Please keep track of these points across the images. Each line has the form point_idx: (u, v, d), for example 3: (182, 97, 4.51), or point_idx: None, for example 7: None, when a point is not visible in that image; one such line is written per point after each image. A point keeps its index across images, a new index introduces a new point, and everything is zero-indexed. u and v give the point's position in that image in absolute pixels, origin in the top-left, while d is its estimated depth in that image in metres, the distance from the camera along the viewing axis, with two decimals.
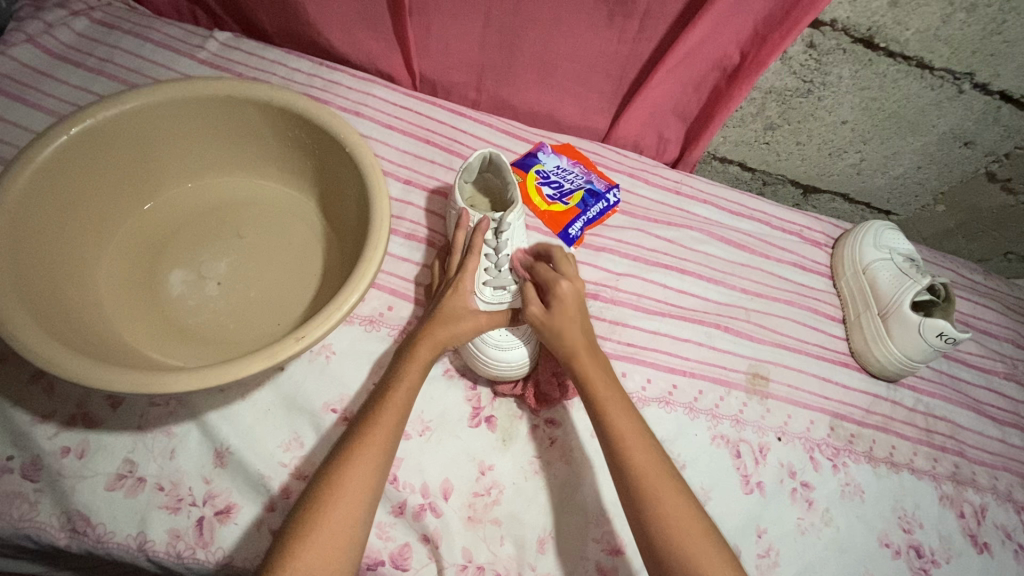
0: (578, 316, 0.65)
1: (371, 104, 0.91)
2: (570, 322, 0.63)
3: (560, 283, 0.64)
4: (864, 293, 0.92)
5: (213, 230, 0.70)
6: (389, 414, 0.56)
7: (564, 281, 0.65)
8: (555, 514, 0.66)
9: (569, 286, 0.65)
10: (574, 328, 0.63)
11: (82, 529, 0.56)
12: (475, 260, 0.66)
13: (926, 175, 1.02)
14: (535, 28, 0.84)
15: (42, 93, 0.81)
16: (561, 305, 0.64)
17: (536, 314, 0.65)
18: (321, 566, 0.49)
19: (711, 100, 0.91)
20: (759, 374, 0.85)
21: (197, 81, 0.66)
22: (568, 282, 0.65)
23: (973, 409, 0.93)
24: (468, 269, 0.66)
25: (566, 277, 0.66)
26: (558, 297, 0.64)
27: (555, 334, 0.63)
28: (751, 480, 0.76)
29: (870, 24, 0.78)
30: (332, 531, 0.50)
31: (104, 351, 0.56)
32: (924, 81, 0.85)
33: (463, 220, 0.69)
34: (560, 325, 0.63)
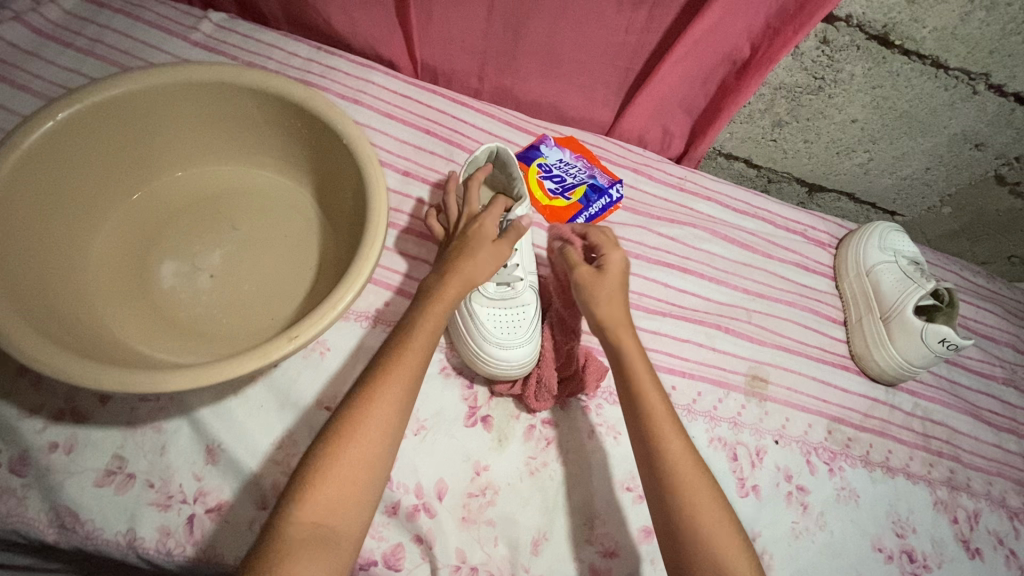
0: (623, 288, 0.64)
1: (370, 91, 0.89)
2: (618, 292, 0.63)
3: (616, 251, 0.65)
4: (866, 296, 0.91)
5: (206, 220, 0.68)
6: (409, 357, 0.56)
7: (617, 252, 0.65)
8: (549, 515, 0.66)
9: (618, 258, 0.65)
10: (623, 298, 0.63)
11: (71, 525, 0.55)
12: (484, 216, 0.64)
13: (934, 176, 1.00)
14: (540, 16, 0.81)
15: (28, 73, 0.79)
16: (610, 273, 0.64)
17: (582, 276, 0.64)
18: (345, 501, 0.50)
19: (719, 95, 0.89)
20: (758, 377, 0.84)
21: (188, 66, 0.64)
22: (620, 254, 0.66)
23: (971, 414, 0.92)
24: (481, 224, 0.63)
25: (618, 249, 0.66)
26: (609, 266, 0.64)
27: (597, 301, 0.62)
28: (747, 484, 0.76)
29: (887, 21, 0.76)
30: (356, 470, 0.51)
31: (93, 347, 0.55)
32: (938, 81, 0.83)
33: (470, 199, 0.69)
34: (606, 292, 0.63)
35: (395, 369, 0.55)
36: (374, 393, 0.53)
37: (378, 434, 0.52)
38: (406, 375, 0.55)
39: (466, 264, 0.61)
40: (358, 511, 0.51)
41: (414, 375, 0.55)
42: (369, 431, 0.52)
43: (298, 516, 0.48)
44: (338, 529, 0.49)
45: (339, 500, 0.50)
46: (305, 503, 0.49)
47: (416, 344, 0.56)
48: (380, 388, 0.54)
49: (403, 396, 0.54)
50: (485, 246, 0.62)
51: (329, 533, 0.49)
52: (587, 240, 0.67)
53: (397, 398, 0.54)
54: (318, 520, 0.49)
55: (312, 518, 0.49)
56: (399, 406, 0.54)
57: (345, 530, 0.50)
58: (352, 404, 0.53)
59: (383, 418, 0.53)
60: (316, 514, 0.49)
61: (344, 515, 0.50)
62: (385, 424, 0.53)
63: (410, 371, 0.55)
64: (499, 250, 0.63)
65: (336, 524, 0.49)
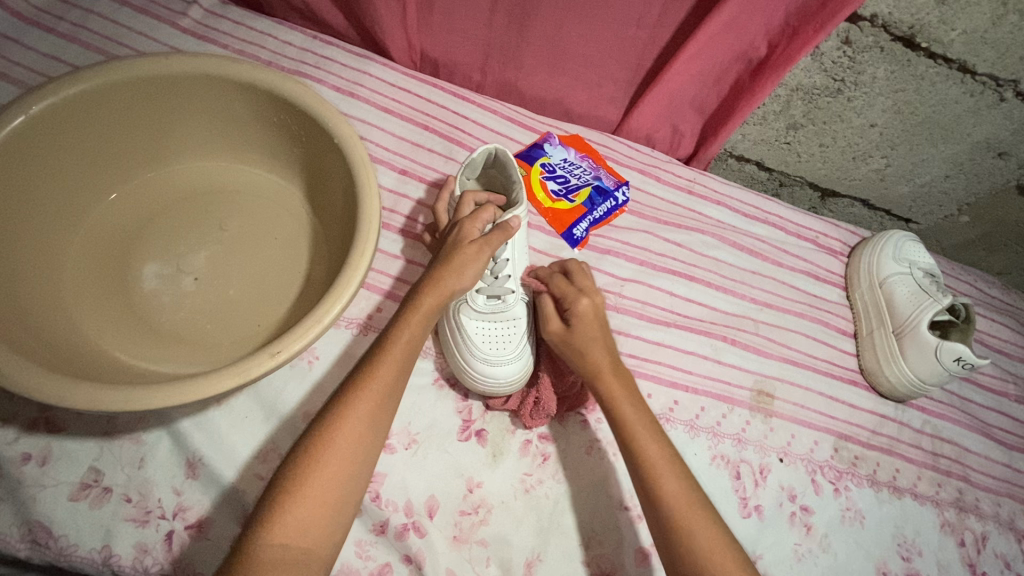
0: (599, 331, 0.63)
1: (368, 83, 0.85)
2: (592, 345, 0.62)
3: (578, 302, 0.63)
4: (878, 308, 0.88)
5: (192, 219, 0.65)
6: (386, 368, 0.53)
7: (584, 299, 0.63)
8: (544, 536, 0.64)
9: (588, 304, 0.63)
10: (599, 348, 0.62)
11: (44, 541, 0.53)
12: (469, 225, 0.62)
13: (953, 184, 0.96)
14: (547, 7, 0.77)
15: (8, 60, 0.75)
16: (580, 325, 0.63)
17: (555, 332, 0.64)
18: (318, 521, 0.47)
19: (733, 94, 0.85)
20: (764, 391, 0.81)
21: (169, 57, 0.60)
22: (587, 299, 0.64)
23: (982, 433, 0.89)
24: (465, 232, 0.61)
25: (585, 293, 0.64)
26: (578, 316, 0.63)
27: (578, 353, 0.62)
28: (750, 503, 0.74)
29: (913, 22, 0.72)
30: (329, 487, 0.48)
31: (66, 356, 0.52)
32: (964, 86, 0.79)
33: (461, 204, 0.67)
34: (583, 346, 0.62)
35: (371, 380, 0.52)
36: (348, 406, 0.51)
37: (352, 451, 0.50)
38: (383, 388, 0.52)
39: (445, 272, 0.58)
40: (332, 529, 0.48)
41: (391, 388, 0.53)
42: (343, 447, 0.49)
43: (269, 536, 0.45)
44: (310, 550, 0.47)
45: (311, 518, 0.47)
46: (276, 522, 0.46)
47: (392, 354, 0.54)
48: (354, 401, 0.51)
49: (379, 410, 0.52)
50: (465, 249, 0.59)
51: (301, 554, 0.46)
52: (559, 283, 0.66)
53: (373, 412, 0.51)
54: (291, 536, 0.46)
55: (283, 539, 0.46)
56: (376, 419, 0.52)
57: (318, 550, 0.47)
58: (325, 417, 0.50)
59: (359, 433, 0.50)
60: (287, 534, 0.46)
61: (317, 534, 0.47)
62: (360, 439, 0.50)
63: (387, 383, 0.53)
64: (477, 251, 0.59)
65: (307, 545, 0.47)
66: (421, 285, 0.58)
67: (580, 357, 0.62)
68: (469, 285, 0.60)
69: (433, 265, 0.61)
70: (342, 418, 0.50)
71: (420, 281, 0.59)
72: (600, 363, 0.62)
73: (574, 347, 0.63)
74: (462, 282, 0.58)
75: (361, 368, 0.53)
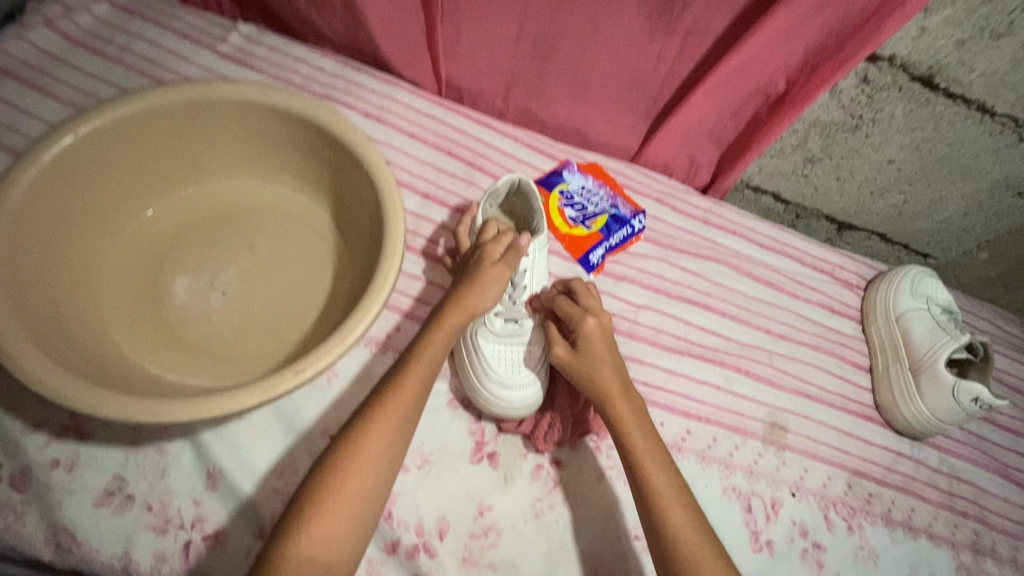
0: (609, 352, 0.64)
1: (395, 109, 0.88)
2: (600, 367, 0.62)
3: (584, 321, 0.63)
4: (895, 344, 0.87)
5: (223, 237, 0.67)
6: (410, 384, 0.54)
7: (590, 317, 0.64)
8: (553, 561, 0.64)
9: (594, 324, 0.63)
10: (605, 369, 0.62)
11: (67, 545, 0.55)
12: (491, 248, 0.63)
13: (972, 222, 0.96)
14: (570, 39, 0.79)
15: (56, 80, 0.79)
16: (587, 344, 0.63)
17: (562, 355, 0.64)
18: (343, 533, 0.48)
19: (751, 127, 0.86)
20: (777, 424, 0.81)
21: (211, 84, 0.63)
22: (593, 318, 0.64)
23: (1001, 474, 0.87)
24: (486, 253, 0.63)
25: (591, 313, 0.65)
26: (585, 336, 0.63)
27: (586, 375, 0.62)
28: (761, 538, 0.73)
29: (932, 63, 0.73)
30: (354, 501, 0.49)
31: (99, 366, 0.54)
32: (983, 126, 0.79)
33: (485, 230, 0.69)
34: (588, 367, 0.63)
35: (396, 396, 0.53)
36: (374, 420, 0.52)
37: (376, 465, 0.51)
38: (408, 403, 0.54)
39: (468, 292, 0.60)
40: (355, 542, 0.49)
41: (413, 406, 0.54)
42: (369, 461, 0.51)
43: (294, 550, 0.46)
44: (334, 564, 0.47)
45: (336, 531, 0.48)
46: (302, 535, 0.47)
47: (414, 371, 0.55)
48: (379, 416, 0.52)
49: (403, 424, 0.53)
50: (487, 270, 0.62)
51: (325, 569, 0.47)
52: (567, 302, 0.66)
53: (394, 428, 0.52)
54: (315, 554, 0.47)
55: (310, 553, 0.47)
56: (399, 434, 0.53)
57: (342, 563, 0.48)
58: (350, 432, 0.52)
59: (381, 448, 0.51)
60: (313, 548, 0.47)
61: (341, 546, 0.48)
62: (385, 453, 0.52)
63: (412, 399, 0.54)
64: (499, 272, 0.62)
65: (333, 559, 0.47)
66: (445, 304, 0.61)
67: (586, 377, 0.62)
68: (490, 306, 0.62)
69: (454, 287, 0.63)
70: (367, 432, 0.51)
71: (443, 302, 0.61)
72: (608, 384, 0.62)
73: (580, 368, 0.63)
74: (488, 301, 0.61)
75: (384, 386, 0.55)
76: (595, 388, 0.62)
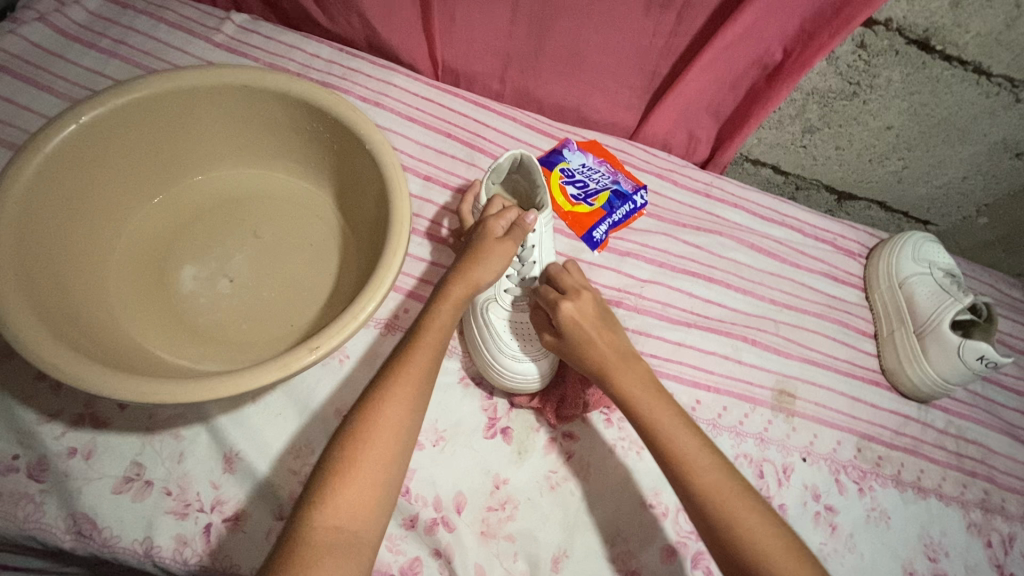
0: (599, 329, 0.62)
1: (392, 93, 0.87)
2: (592, 338, 0.61)
3: (564, 304, 0.62)
4: (899, 309, 0.88)
5: (228, 224, 0.67)
6: (421, 354, 0.54)
7: (565, 303, 0.62)
8: (570, 532, 0.64)
9: (572, 306, 0.62)
10: (599, 347, 0.61)
11: (88, 532, 0.55)
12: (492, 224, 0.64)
13: (971, 185, 0.96)
14: (565, 17, 0.79)
15: (52, 74, 0.78)
16: (569, 329, 0.62)
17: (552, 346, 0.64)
18: (367, 502, 0.48)
19: (749, 99, 0.86)
20: (785, 391, 0.82)
21: (211, 69, 0.63)
22: (569, 302, 0.62)
23: (1007, 433, 0.88)
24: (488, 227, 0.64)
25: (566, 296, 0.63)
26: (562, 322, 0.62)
27: (580, 359, 0.62)
28: (773, 502, 0.74)
29: (928, 25, 0.73)
30: (376, 471, 0.49)
31: (112, 354, 0.54)
32: (980, 88, 0.79)
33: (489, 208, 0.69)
34: (578, 350, 0.61)
35: (410, 366, 0.53)
36: (390, 391, 0.52)
37: (395, 434, 0.51)
38: (420, 373, 0.54)
39: (470, 265, 0.61)
40: (379, 511, 0.49)
41: (426, 376, 0.54)
42: (386, 430, 0.50)
43: (319, 519, 0.46)
44: (361, 533, 0.47)
45: (360, 500, 0.48)
46: (326, 505, 0.47)
47: (428, 341, 0.55)
48: (396, 385, 0.52)
49: (419, 393, 0.53)
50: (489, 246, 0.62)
51: (352, 537, 0.46)
52: (546, 292, 0.65)
53: (412, 398, 0.52)
54: (342, 522, 0.46)
55: (336, 521, 0.46)
56: (416, 404, 0.52)
57: (370, 532, 0.48)
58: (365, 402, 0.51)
59: (399, 417, 0.51)
60: (339, 517, 0.47)
61: (367, 517, 0.48)
62: (403, 422, 0.51)
63: (423, 369, 0.54)
64: (504, 249, 0.62)
65: (359, 528, 0.47)
66: (447, 277, 0.61)
67: (582, 358, 0.61)
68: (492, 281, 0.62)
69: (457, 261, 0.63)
70: (383, 402, 0.51)
71: (449, 273, 0.61)
72: (605, 357, 0.60)
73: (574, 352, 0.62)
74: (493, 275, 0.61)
75: (397, 356, 0.55)
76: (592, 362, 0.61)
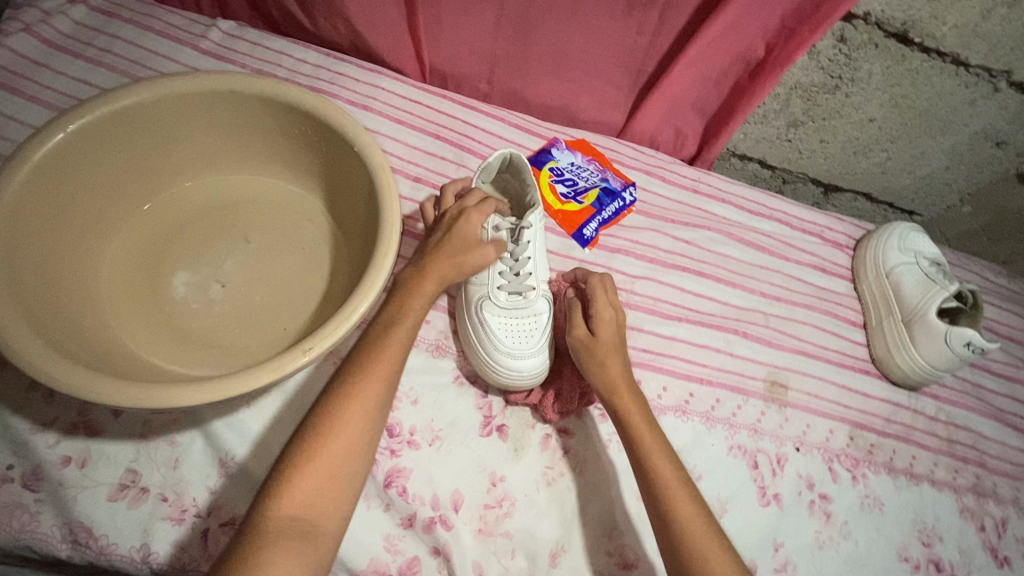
0: (621, 352, 0.66)
1: (380, 97, 0.88)
2: (610, 360, 0.64)
3: (604, 312, 0.66)
4: (886, 299, 0.89)
5: (218, 230, 0.67)
6: (389, 348, 0.54)
7: (607, 313, 0.66)
8: (567, 527, 0.65)
9: (611, 320, 0.66)
10: (617, 364, 0.64)
11: (84, 541, 0.55)
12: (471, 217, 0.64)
13: (954, 175, 0.97)
14: (550, 18, 0.80)
15: (39, 84, 0.78)
16: (604, 335, 0.65)
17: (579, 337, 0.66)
18: (325, 494, 0.48)
19: (733, 95, 0.87)
20: (777, 382, 0.82)
21: (197, 75, 0.63)
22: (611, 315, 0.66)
23: (996, 418, 0.89)
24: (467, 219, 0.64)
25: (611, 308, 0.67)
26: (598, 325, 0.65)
27: (596, 363, 0.64)
28: (768, 492, 0.75)
29: (905, 19, 0.74)
30: (337, 464, 0.49)
31: (104, 362, 0.54)
32: (958, 78, 0.81)
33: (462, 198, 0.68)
34: (603, 355, 0.64)
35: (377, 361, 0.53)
36: (354, 386, 0.52)
37: (357, 429, 0.50)
38: (387, 367, 0.53)
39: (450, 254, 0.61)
40: (338, 504, 0.49)
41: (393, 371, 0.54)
42: (349, 424, 0.50)
43: (274, 511, 0.46)
44: (316, 525, 0.47)
45: (316, 492, 0.48)
46: (281, 496, 0.47)
47: (396, 335, 0.55)
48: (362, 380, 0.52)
49: (385, 389, 0.53)
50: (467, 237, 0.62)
51: (306, 528, 0.47)
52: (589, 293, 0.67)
53: (378, 393, 0.52)
54: (296, 514, 0.47)
55: (289, 512, 0.47)
56: (381, 399, 0.52)
57: (324, 525, 0.48)
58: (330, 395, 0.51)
59: (364, 412, 0.51)
60: (293, 508, 0.47)
61: (323, 509, 0.48)
62: (366, 416, 0.51)
63: (390, 363, 0.54)
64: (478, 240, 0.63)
65: (314, 520, 0.47)
66: (425, 267, 0.60)
67: (600, 362, 0.64)
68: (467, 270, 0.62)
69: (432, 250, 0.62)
70: (347, 397, 0.51)
71: (424, 264, 0.61)
72: (615, 375, 0.63)
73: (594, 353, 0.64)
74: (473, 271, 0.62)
75: (366, 348, 0.54)
76: (605, 381, 0.63)
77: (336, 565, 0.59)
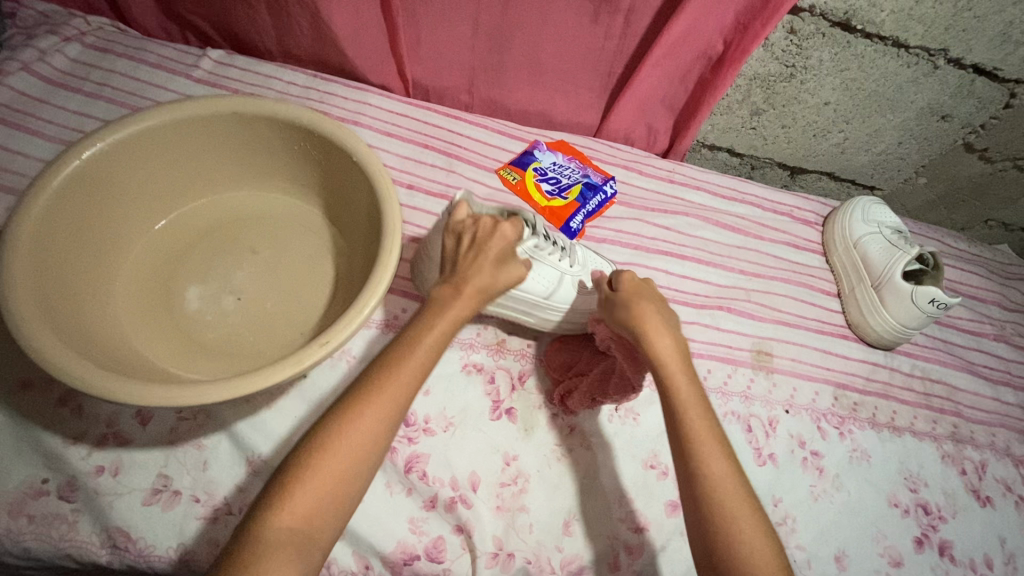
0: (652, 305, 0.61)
1: (368, 112, 0.93)
2: (640, 311, 0.59)
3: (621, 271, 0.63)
4: (856, 267, 0.95)
5: (226, 245, 0.71)
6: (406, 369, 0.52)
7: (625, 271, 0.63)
8: (579, 498, 0.69)
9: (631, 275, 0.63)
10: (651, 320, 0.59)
11: (123, 544, 0.57)
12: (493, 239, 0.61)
13: (907, 149, 1.05)
14: (522, 28, 0.85)
15: (41, 119, 0.82)
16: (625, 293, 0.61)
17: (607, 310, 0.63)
18: (327, 504, 0.47)
19: (698, 89, 0.93)
20: (762, 351, 0.88)
21: (202, 100, 0.67)
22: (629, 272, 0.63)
23: (967, 370, 0.95)
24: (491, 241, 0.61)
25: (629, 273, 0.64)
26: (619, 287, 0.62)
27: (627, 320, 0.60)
28: (763, 453, 0.80)
29: (847, 8, 0.80)
30: (337, 474, 0.47)
31: (131, 371, 0.57)
32: (900, 59, 0.88)
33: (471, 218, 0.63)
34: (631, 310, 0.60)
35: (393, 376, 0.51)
36: (363, 397, 0.50)
37: (362, 442, 0.48)
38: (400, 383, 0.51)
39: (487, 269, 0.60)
40: (339, 512, 0.47)
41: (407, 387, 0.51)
42: (352, 438, 0.48)
43: (273, 520, 0.45)
44: (314, 534, 0.46)
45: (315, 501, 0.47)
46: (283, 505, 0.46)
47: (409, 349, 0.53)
48: (374, 393, 0.50)
49: (397, 402, 0.51)
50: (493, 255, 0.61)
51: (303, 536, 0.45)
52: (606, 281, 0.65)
53: (389, 407, 0.50)
54: (296, 523, 0.45)
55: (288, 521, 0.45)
56: (393, 414, 0.50)
57: (321, 536, 0.46)
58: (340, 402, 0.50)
59: (373, 427, 0.49)
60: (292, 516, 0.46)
61: (323, 519, 0.46)
62: (372, 432, 0.49)
63: (404, 377, 0.51)
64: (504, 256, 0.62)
65: (310, 530, 0.46)
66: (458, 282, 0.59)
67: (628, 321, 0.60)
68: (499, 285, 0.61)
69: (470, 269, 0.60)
70: (356, 407, 0.49)
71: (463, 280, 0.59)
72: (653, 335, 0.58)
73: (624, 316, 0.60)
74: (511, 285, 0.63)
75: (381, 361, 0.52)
76: (630, 319, 0.59)
77: (366, 549, 0.63)
